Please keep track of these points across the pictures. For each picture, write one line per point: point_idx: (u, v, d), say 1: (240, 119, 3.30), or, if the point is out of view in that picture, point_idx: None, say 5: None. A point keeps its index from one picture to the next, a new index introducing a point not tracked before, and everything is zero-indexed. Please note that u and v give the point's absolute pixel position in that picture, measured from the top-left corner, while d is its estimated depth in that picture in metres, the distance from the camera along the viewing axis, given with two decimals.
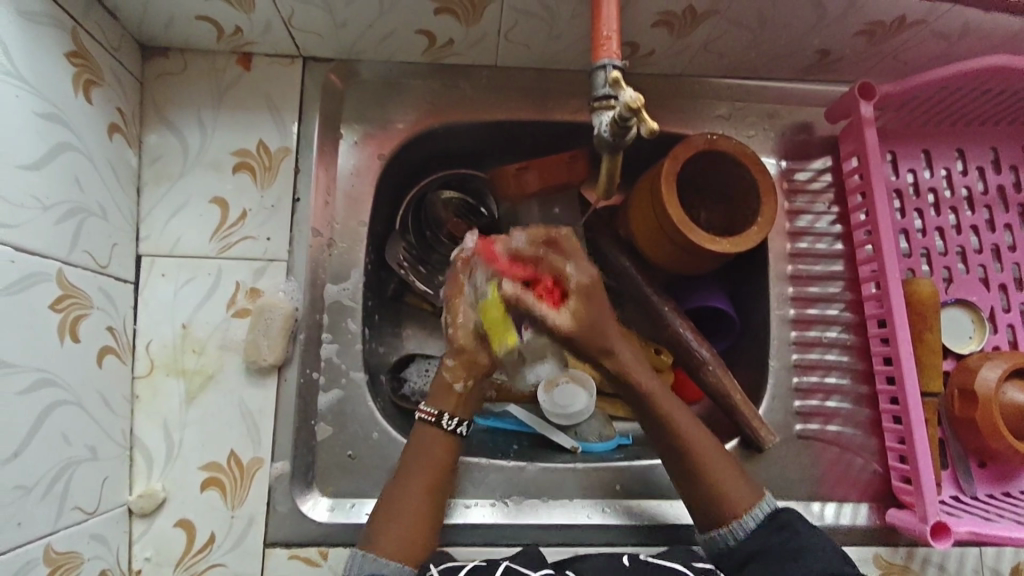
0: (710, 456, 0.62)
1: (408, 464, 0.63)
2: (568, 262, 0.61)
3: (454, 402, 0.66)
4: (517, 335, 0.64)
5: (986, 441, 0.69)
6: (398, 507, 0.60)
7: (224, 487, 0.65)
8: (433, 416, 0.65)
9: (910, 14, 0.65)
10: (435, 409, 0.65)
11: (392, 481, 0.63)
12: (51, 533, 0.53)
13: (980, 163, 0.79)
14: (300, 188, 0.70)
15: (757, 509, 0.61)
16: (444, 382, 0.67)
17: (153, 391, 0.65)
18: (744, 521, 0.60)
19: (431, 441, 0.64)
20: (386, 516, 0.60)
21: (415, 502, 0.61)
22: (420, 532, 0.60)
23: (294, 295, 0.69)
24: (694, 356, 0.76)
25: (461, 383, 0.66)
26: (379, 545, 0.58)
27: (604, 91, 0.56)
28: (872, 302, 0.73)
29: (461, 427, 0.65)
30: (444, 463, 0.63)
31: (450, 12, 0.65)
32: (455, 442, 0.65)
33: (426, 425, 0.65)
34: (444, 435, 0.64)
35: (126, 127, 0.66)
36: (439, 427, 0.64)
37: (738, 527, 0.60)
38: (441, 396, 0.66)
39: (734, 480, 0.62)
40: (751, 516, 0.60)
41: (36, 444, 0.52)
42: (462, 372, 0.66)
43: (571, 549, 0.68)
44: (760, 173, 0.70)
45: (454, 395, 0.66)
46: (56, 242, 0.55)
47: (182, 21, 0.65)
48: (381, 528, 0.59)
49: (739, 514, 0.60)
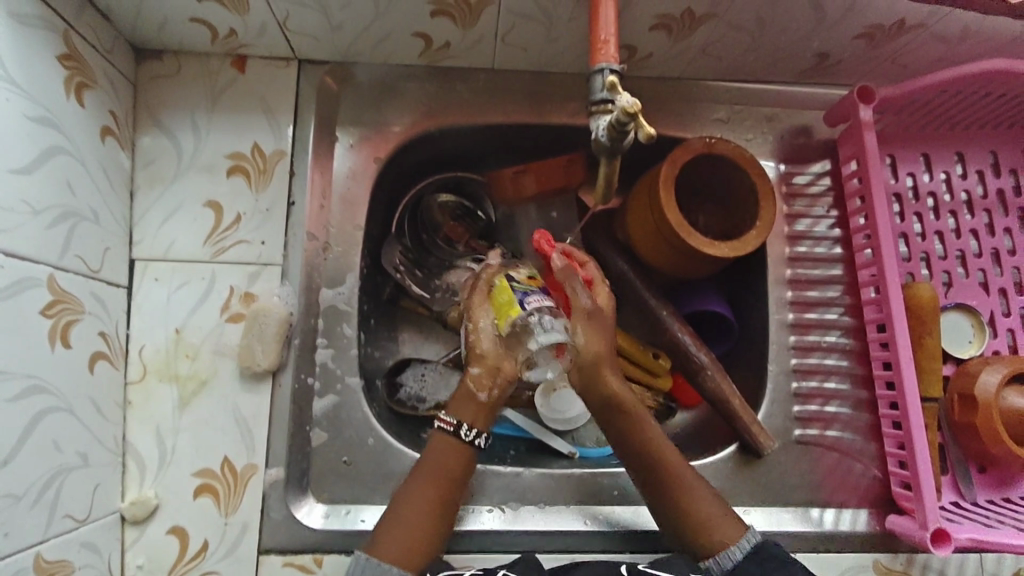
0: (690, 488, 0.62)
1: (418, 468, 0.63)
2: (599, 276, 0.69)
3: (475, 411, 0.65)
4: (520, 308, 0.63)
5: (987, 447, 0.69)
6: (404, 510, 0.60)
7: (218, 493, 0.64)
8: (451, 425, 0.64)
9: (910, 17, 0.65)
10: (454, 418, 0.64)
11: (401, 485, 0.62)
12: (42, 541, 0.52)
13: (980, 166, 0.79)
14: (295, 191, 0.70)
15: (744, 540, 0.59)
16: (467, 392, 0.65)
17: (146, 397, 0.65)
18: (731, 551, 0.58)
19: (446, 450, 0.63)
20: (392, 520, 0.59)
21: (421, 508, 0.60)
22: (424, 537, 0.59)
23: (289, 300, 0.68)
24: (693, 361, 0.75)
25: (485, 392, 0.65)
26: (382, 549, 0.57)
27: (602, 95, 0.55)
28: (871, 306, 0.73)
29: (478, 438, 0.64)
30: (457, 469, 0.62)
31: (446, 14, 0.64)
32: (472, 451, 0.64)
33: (444, 434, 0.64)
34: (459, 443, 0.63)
35: (119, 130, 0.65)
36: (456, 437, 0.63)
37: (725, 557, 0.58)
38: (462, 406, 0.65)
39: (716, 508, 0.61)
40: (738, 547, 0.58)
41: (27, 452, 0.51)
42: (487, 382, 0.65)
43: (568, 556, 0.68)
44: (759, 176, 0.69)
45: (475, 406, 0.65)
46: (47, 246, 0.54)
47: (176, 23, 0.64)
48: (385, 532, 0.59)
49: (726, 546, 0.58)
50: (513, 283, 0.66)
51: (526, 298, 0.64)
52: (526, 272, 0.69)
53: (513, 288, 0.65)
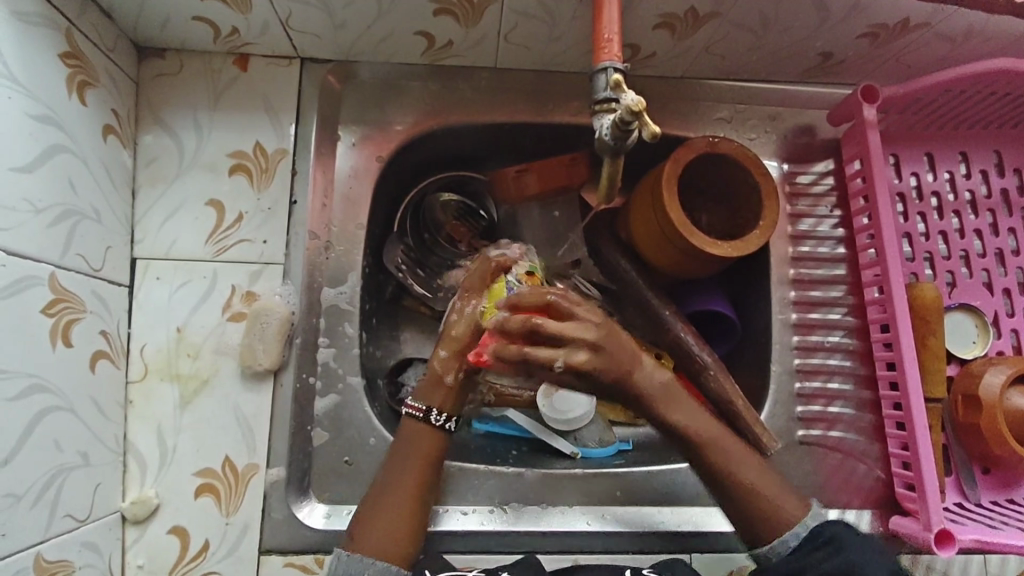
0: (744, 476, 0.62)
1: (390, 461, 0.62)
2: (555, 355, 0.56)
3: (443, 395, 0.64)
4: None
5: (990, 448, 0.68)
6: (382, 503, 0.59)
7: (219, 493, 0.64)
8: (420, 411, 0.64)
9: (915, 16, 0.65)
10: (422, 405, 0.64)
11: (376, 480, 0.62)
12: (43, 541, 0.52)
13: (983, 166, 0.78)
14: (297, 190, 0.70)
15: (800, 526, 0.60)
16: (435, 375, 0.65)
17: (147, 396, 0.64)
18: (785, 538, 0.60)
19: (415, 436, 0.63)
20: (371, 514, 0.59)
21: (399, 497, 0.60)
22: (407, 529, 0.59)
23: (290, 298, 0.68)
24: (696, 361, 0.75)
25: (451, 375, 0.65)
26: (362, 545, 0.57)
27: (604, 94, 0.55)
28: (874, 307, 0.72)
29: (448, 422, 0.64)
30: (428, 458, 0.62)
31: (449, 13, 0.64)
32: (444, 437, 0.64)
33: (413, 422, 0.64)
34: (430, 429, 0.63)
35: (121, 128, 0.65)
36: (428, 422, 0.63)
37: (781, 543, 0.60)
38: (430, 391, 0.65)
39: (771, 488, 0.62)
40: (793, 533, 0.60)
41: (28, 451, 0.51)
42: (453, 365, 0.65)
43: (570, 557, 0.68)
44: (762, 176, 0.69)
45: (443, 389, 0.65)
46: (48, 245, 0.54)
47: (179, 22, 0.64)
48: (363, 527, 0.58)
49: (781, 532, 0.60)
50: (510, 277, 0.70)
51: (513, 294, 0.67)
52: (527, 267, 0.71)
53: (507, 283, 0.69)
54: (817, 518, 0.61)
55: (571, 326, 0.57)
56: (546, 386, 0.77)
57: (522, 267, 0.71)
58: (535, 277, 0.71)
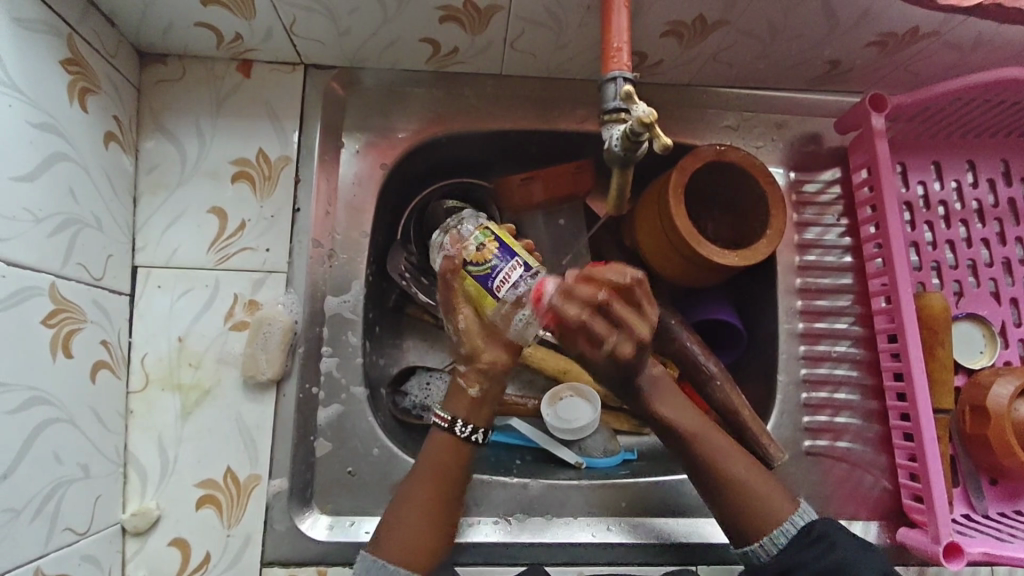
0: (733, 472, 0.61)
1: (419, 466, 0.62)
2: (608, 336, 0.55)
3: (468, 406, 0.63)
4: (494, 297, 0.61)
5: (998, 458, 0.68)
6: (407, 508, 0.59)
7: (221, 504, 0.63)
8: (445, 421, 0.63)
9: (924, 24, 0.64)
10: (448, 414, 0.63)
11: (403, 484, 0.62)
12: (43, 556, 0.51)
13: (990, 175, 0.78)
14: (301, 198, 0.69)
15: (788, 524, 0.58)
16: (459, 388, 0.64)
17: (147, 406, 0.64)
18: (774, 537, 0.58)
19: (441, 449, 0.62)
20: (395, 521, 0.58)
21: (427, 504, 0.59)
22: (431, 537, 0.58)
23: (293, 308, 0.67)
24: (703, 370, 0.74)
25: (475, 387, 0.63)
26: (387, 548, 0.57)
27: (615, 104, 0.55)
28: (882, 316, 0.72)
29: (474, 434, 0.63)
30: (457, 467, 0.62)
31: (455, 20, 0.63)
32: (470, 450, 0.63)
33: (439, 433, 0.63)
34: (454, 441, 0.62)
35: (123, 135, 0.64)
36: (452, 433, 0.62)
37: (769, 543, 0.58)
38: (455, 400, 0.64)
39: (762, 485, 0.61)
40: (781, 531, 0.58)
41: (29, 463, 0.50)
42: (476, 377, 0.63)
43: (575, 569, 0.67)
44: (770, 185, 0.68)
45: (468, 401, 0.63)
46: (48, 254, 0.53)
47: (182, 27, 0.63)
48: (388, 531, 0.58)
49: (770, 530, 0.58)
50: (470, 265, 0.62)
51: (490, 284, 0.61)
52: (475, 238, 0.62)
53: (472, 274, 0.62)
54: (806, 516, 0.59)
55: (633, 316, 0.54)
56: (550, 394, 0.77)
57: (471, 243, 0.62)
58: (486, 242, 0.62)
